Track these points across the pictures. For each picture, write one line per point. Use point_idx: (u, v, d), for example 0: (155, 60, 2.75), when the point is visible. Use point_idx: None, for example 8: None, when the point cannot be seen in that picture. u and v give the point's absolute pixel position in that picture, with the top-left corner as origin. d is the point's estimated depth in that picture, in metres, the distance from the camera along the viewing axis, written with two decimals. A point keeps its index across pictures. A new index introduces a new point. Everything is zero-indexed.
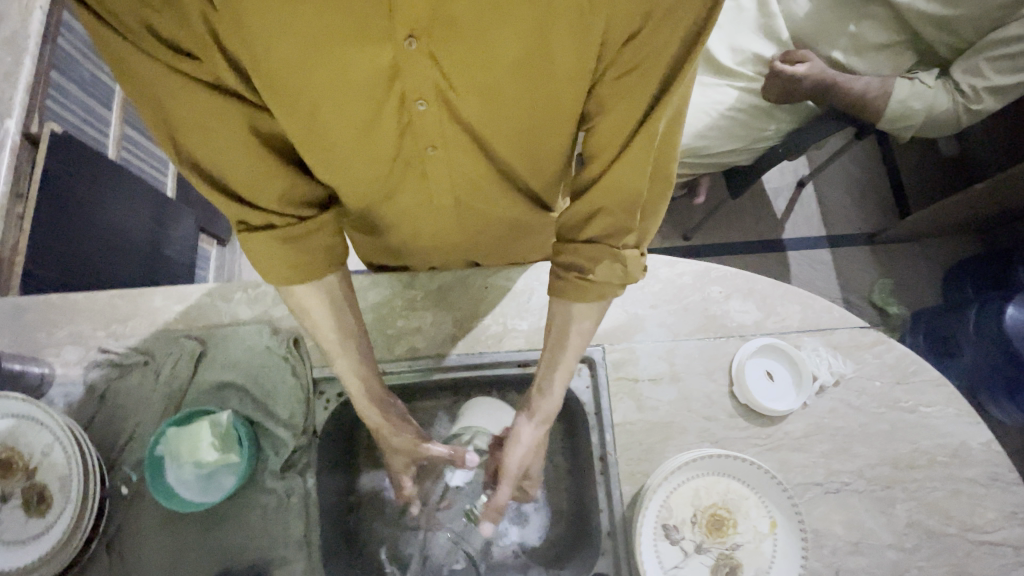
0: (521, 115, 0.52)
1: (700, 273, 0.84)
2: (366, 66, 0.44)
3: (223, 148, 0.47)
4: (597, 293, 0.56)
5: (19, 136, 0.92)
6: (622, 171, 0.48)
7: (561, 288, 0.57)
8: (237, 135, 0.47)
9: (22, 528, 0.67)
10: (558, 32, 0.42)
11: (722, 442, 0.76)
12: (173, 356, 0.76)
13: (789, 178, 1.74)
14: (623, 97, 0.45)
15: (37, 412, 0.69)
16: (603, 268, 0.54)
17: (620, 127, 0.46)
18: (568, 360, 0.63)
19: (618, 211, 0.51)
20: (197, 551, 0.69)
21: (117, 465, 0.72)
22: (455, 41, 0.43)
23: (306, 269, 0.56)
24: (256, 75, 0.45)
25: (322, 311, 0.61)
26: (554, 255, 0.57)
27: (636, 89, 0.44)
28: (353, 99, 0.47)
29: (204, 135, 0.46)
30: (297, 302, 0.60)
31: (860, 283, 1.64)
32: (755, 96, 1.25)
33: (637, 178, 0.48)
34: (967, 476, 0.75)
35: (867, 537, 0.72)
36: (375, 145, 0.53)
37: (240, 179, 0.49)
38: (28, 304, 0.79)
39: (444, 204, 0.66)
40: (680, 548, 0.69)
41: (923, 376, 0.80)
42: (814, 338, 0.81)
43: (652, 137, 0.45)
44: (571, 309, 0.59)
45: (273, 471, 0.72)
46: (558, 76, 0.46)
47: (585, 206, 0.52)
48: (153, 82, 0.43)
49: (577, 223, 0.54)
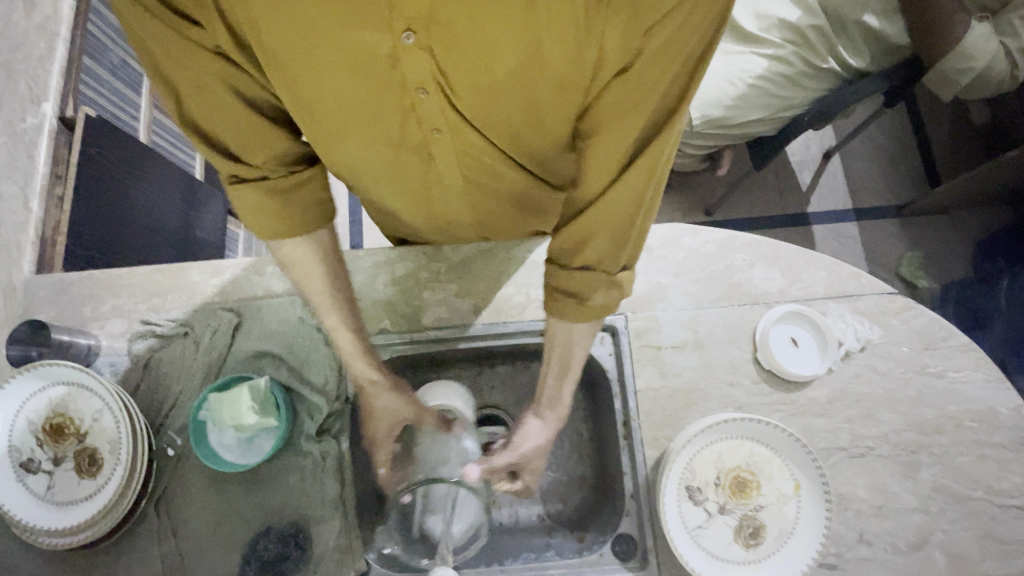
0: (523, 107, 0.52)
1: (724, 241, 0.83)
2: (368, 53, 0.45)
3: (217, 113, 0.50)
4: (585, 314, 0.56)
5: (55, 120, 0.96)
6: (611, 203, 0.47)
7: (554, 310, 0.58)
8: (226, 101, 0.49)
9: (75, 489, 0.71)
10: (555, 31, 0.42)
11: (745, 407, 0.76)
12: (211, 327, 0.80)
13: (814, 149, 1.70)
14: (610, 121, 0.44)
15: (88, 379, 0.73)
16: (599, 295, 0.54)
17: (606, 162, 0.46)
18: (574, 368, 0.64)
19: (605, 239, 0.51)
20: (240, 511, 0.73)
21: (163, 430, 0.76)
22: (455, 36, 0.43)
23: (295, 225, 0.59)
24: (264, 50, 0.46)
25: (317, 270, 0.64)
26: (548, 275, 0.57)
27: (624, 115, 0.43)
28: (357, 82, 0.48)
29: (200, 99, 0.49)
30: (284, 255, 0.62)
31: (887, 257, 1.61)
32: (782, 64, 1.22)
33: (625, 213, 0.48)
34: (995, 441, 0.75)
35: (892, 501, 0.73)
36: (381, 126, 0.54)
37: (238, 139, 0.52)
38: (74, 280, 0.83)
39: (451, 183, 0.67)
40: (703, 509, 0.71)
41: (951, 342, 0.79)
42: (840, 304, 0.81)
43: (648, 163, 0.44)
44: (565, 328, 0.59)
45: (309, 436, 0.75)
46: (557, 76, 0.47)
47: (573, 234, 0.52)
48: (156, 49, 0.45)
49: (568, 250, 0.53)
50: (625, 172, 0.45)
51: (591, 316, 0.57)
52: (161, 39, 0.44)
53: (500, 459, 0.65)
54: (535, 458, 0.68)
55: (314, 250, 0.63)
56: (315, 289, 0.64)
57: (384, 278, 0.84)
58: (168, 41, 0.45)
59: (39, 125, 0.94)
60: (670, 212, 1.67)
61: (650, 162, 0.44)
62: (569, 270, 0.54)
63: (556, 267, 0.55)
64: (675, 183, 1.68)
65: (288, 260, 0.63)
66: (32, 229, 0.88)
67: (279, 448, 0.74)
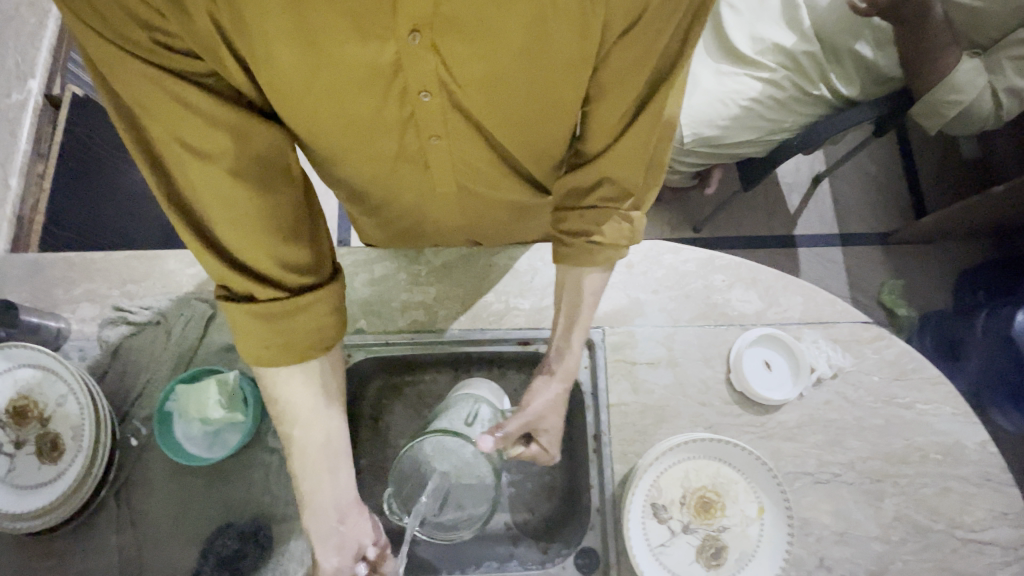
0: (526, 105, 0.53)
1: (705, 261, 0.84)
2: (368, 61, 0.45)
3: (219, 203, 0.44)
4: (599, 256, 0.59)
5: (41, 97, 0.95)
6: (631, 143, 0.52)
7: (566, 255, 0.60)
8: (210, 178, 0.43)
9: (36, 474, 0.69)
10: (562, 22, 0.43)
11: (715, 428, 0.77)
12: (184, 317, 0.79)
13: (804, 173, 1.72)
14: (626, 70, 0.47)
15: (53, 364, 0.71)
16: (610, 229, 0.57)
17: (621, 107, 0.50)
18: (580, 318, 0.65)
19: (623, 180, 0.55)
20: (202, 505, 0.72)
21: (128, 419, 0.75)
22: (460, 34, 0.43)
23: (291, 350, 0.52)
24: (259, 74, 0.44)
25: (306, 401, 0.56)
26: (558, 224, 0.60)
27: (637, 64, 0.47)
28: (355, 93, 0.48)
29: (201, 187, 0.43)
30: (266, 378, 0.54)
31: (870, 283, 1.63)
32: (775, 88, 1.23)
33: (641, 149, 0.53)
34: (960, 474, 0.76)
35: (854, 528, 0.73)
36: (377, 135, 0.54)
37: (239, 240, 0.46)
38: (47, 261, 0.81)
39: (445, 190, 0.67)
40: (668, 527, 0.71)
41: (921, 374, 0.80)
42: (815, 330, 0.81)
43: (660, 102, 0.49)
44: (587, 276, 0.61)
45: (276, 433, 0.75)
46: (561, 63, 0.48)
47: (591, 174, 0.56)
48: (157, 117, 0.40)
49: (585, 193, 0.58)
50: (641, 112, 0.50)
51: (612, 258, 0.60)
52: (158, 104, 0.39)
53: (514, 424, 0.63)
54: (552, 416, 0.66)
55: (307, 381, 0.55)
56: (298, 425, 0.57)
57: (363, 277, 0.84)
58: (163, 103, 0.39)
59: (24, 102, 0.94)
60: (659, 226, 1.68)
61: (662, 101, 0.49)
62: (581, 211, 0.57)
63: (567, 210, 0.59)
64: (666, 198, 1.69)
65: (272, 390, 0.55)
66: (10, 207, 0.87)
67: (246, 444, 0.73)
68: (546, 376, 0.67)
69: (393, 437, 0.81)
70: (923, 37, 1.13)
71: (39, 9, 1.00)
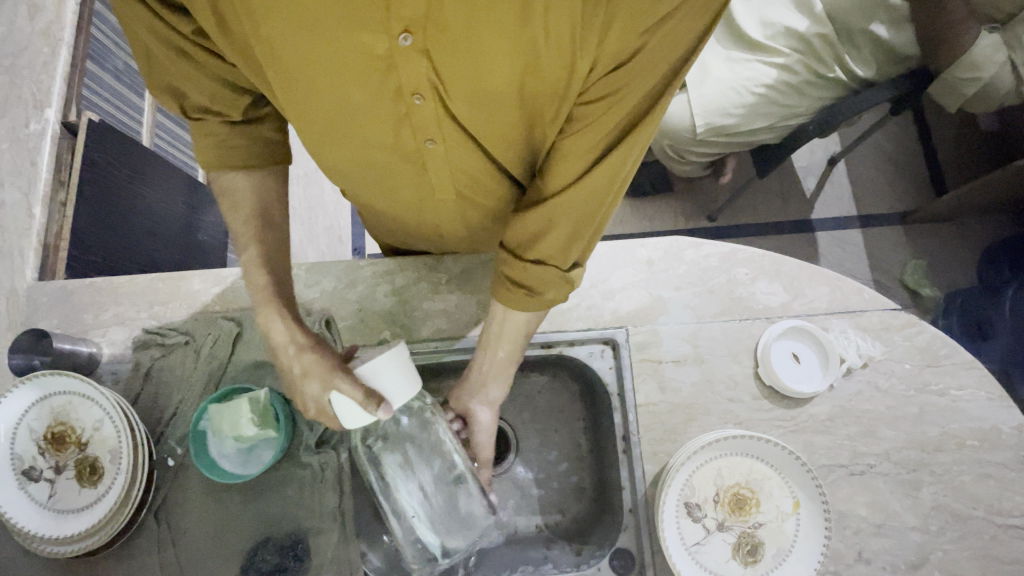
0: (517, 118, 0.51)
1: (727, 255, 0.83)
2: (364, 53, 0.44)
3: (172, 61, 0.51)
4: (534, 303, 0.59)
5: (58, 125, 0.96)
6: (576, 193, 0.49)
7: (506, 294, 0.59)
8: (179, 68, 0.51)
9: (77, 497, 0.71)
10: (552, 41, 0.42)
11: (745, 424, 0.76)
12: (212, 336, 0.80)
13: (819, 155, 1.70)
14: (594, 119, 0.45)
15: (88, 389, 0.73)
16: (550, 286, 0.56)
17: (577, 158, 0.48)
18: (503, 362, 0.68)
19: (561, 235, 0.53)
20: (239, 521, 0.73)
21: (163, 439, 0.77)
22: (451, 41, 0.42)
23: (240, 159, 0.59)
24: (261, 37, 0.45)
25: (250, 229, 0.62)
26: (503, 262, 0.58)
27: (608, 113, 0.44)
28: (350, 83, 0.48)
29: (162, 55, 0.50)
30: (221, 189, 0.62)
31: (891, 265, 1.59)
32: (789, 73, 1.21)
33: (591, 202, 0.50)
34: (997, 460, 0.74)
35: (891, 519, 0.72)
36: (370, 129, 0.54)
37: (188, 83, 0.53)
38: (76, 287, 0.83)
39: (444, 195, 0.67)
40: (702, 526, 0.71)
41: (955, 360, 0.78)
42: (843, 320, 0.80)
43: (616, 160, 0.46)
44: (513, 318, 0.62)
45: (308, 447, 0.75)
46: (546, 84, 0.46)
47: (531, 225, 0.53)
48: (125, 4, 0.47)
49: (524, 243, 0.55)
50: (597, 162, 0.47)
51: (540, 307, 0.60)
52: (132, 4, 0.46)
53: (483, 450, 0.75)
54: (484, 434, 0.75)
55: (256, 189, 0.62)
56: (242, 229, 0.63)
57: (384, 288, 0.84)
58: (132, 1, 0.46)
59: (42, 131, 0.95)
60: (673, 217, 1.67)
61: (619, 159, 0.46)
62: (522, 264, 0.56)
63: (511, 254, 0.57)
64: (679, 188, 1.67)
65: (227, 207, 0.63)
66: (35, 236, 0.90)
67: (279, 459, 0.74)
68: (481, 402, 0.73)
69: None
70: (939, 13, 1.09)
71: (50, 37, 1.00)
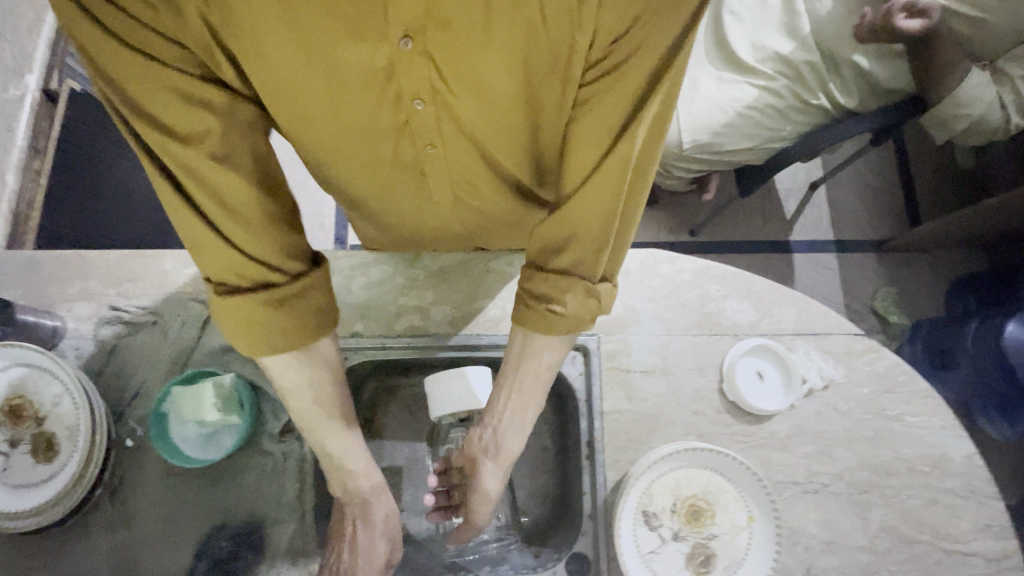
0: (518, 117, 0.51)
1: (701, 271, 0.85)
2: (363, 62, 0.43)
3: (209, 177, 0.44)
4: (564, 326, 0.56)
5: (39, 92, 0.99)
6: (596, 192, 0.47)
7: (525, 318, 0.58)
8: (208, 173, 0.43)
9: (31, 473, 0.70)
10: (551, 30, 0.41)
11: (707, 437, 0.78)
12: (181, 318, 0.79)
13: (801, 179, 1.73)
14: (600, 106, 0.43)
15: (48, 363, 0.71)
16: (572, 300, 0.54)
17: (594, 146, 0.45)
18: (531, 393, 0.63)
19: (587, 235, 0.50)
20: (196, 505, 0.72)
21: (123, 419, 0.76)
22: (453, 41, 0.42)
23: (296, 335, 0.54)
24: (250, 65, 0.43)
25: (312, 385, 0.61)
26: (524, 280, 0.57)
27: (613, 98, 0.42)
28: (349, 95, 0.47)
29: (189, 163, 0.43)
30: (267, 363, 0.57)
31: (863, 290, 1.64)
32: (772, 95, 1.24)
33: (608, 201, 0.48)
34: (945, 486, 0.77)
35: (841, 538, 0.75)
36: (372, 138, 0.53)
37: (226, 226, 0.47)
38: (43, 259, 0.81)
39: (442, 198, 0.66)
40: (658, 535, 0.72)
41: (911, 387, 0.81)
42: (808, 342, 0.82)
43: (628, 154, 0.44)
44: (543, 340, 0.59)
45: (272, 435, 0.75)
46: (547, 76, 0.46)
47: (557, 232, 0.52)
48: (141, 88, 0.39)
49: (549, 251, 0.54)
50: (610, 156, 0.45)
51: (572, 326, 0.57)
52: (152, 84, 0.39)
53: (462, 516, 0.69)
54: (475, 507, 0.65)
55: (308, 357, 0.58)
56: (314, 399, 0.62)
57: (360, 280, 0.84)
58: (152, 82, 0.39)
59: (22, 97, 0.96)
60: (655, 229, 1.69)
61: (631, 150, 0.44)
62: (549, 275, 0.54)
63: (535, 269, 0.55)
64: (663, 201, 1.69)
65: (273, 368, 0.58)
66: (6, 203, 0.90)
67: (241, 446, 0.74)
68: (489, 459, 0.64)
69: (388, 438, 0.83)
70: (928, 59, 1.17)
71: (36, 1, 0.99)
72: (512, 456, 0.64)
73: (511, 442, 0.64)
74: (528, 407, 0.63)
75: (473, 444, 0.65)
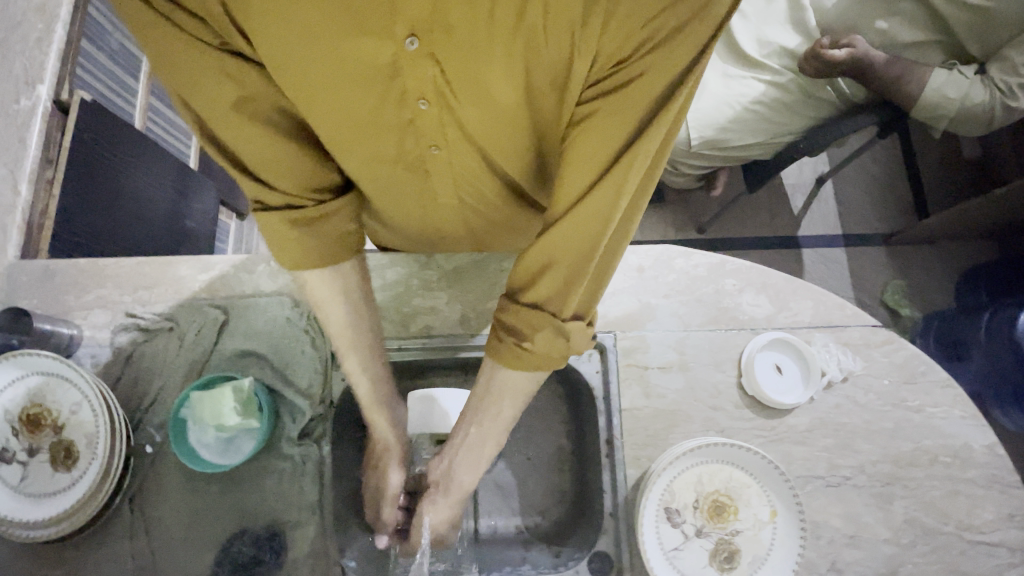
0: (524, 125, 0.50)
1: (715, 265, 0.84)
2: (368, 60, 0.42)
3: (233, 125, 0.46)
4: (534, 361, 0.52)
5: (50, 103, 0.95)
6: (576, 223, 0.43)
7: (496, 349, 0.54)
8: (231, 117, 0.46)
9: (51, 481, 0.69)
10: (552, 46, 0.39)
11: (726, 432, 0.77)
12: (197, 323, 0.79)
13: (807, 173, 1.73)
14: (590, 136, 0.39)
15: (67, 371, 0.71)
16: (542, 338, 0.50)
17: (582, 175, 0.41)
18: (491, 429, 0.61)
19: (564, 269, 0.46)
20: (215, 511, 0.72)
21: (141, 425, 0.76)
22: (455, 46, 0.40)
23: (323, 254, 0.57)
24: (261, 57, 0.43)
25: (343, 316, 0.63)
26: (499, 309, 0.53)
27: (605, 126, 0.39)
28: (352, 95, 0.46)
29: (215, 114, 0.46)
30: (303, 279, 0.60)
31: (873, 284, 1.63)
32: (778, 90, 1.25)
33: (585, 236, 0.44)
34: (968, 477, 0.76)
35: (864, 531, 0.74)
36: (375, 140, 0.52)
37: (253, 160, 0.49)
38: (59, 268, 0.81)
39: (446, 197, 0.65)
40: (680, 532, 0.71)
41: (930, 378, 0.80)
42: (825, 334, 0.82)
43: (615, 185, 0.40)
44: (507, 374, 0.55)
45: (290, 438, 0.74)
46: (549, 89, 0.43)
47: (531, 262, 0.48)
48: (166, 47, 0.42)
49: (526, 280, 0.50)
50: (597, 186, 0.41)
51: (549, 362, 0.53)
52: (174, 44, 0.41)
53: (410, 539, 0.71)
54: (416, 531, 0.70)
55: (336, 279, 0.60)
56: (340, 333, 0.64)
57: (375, 282, 0.84)
58: (174, 43, 0.41)
59: (33, 107, 0.93)
60: (663, 227, 1.69)
61: (619, 182, 0.40)
62: (518, 308, 0.50)
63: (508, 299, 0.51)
64: (670, 198, 1.69)
65: (312, 295, 0.62)
66: (19, 214, 0.88)
67: (260, 450, 0.74)
68: (440, 490, 0.67)
69: None
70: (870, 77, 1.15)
71: (46, 13, 1.00)
72: (462, 491, 0.67)
73: (461, 477, 0.65)
74: (482, 445, 0.63)
75: (432, 473, 0.69)
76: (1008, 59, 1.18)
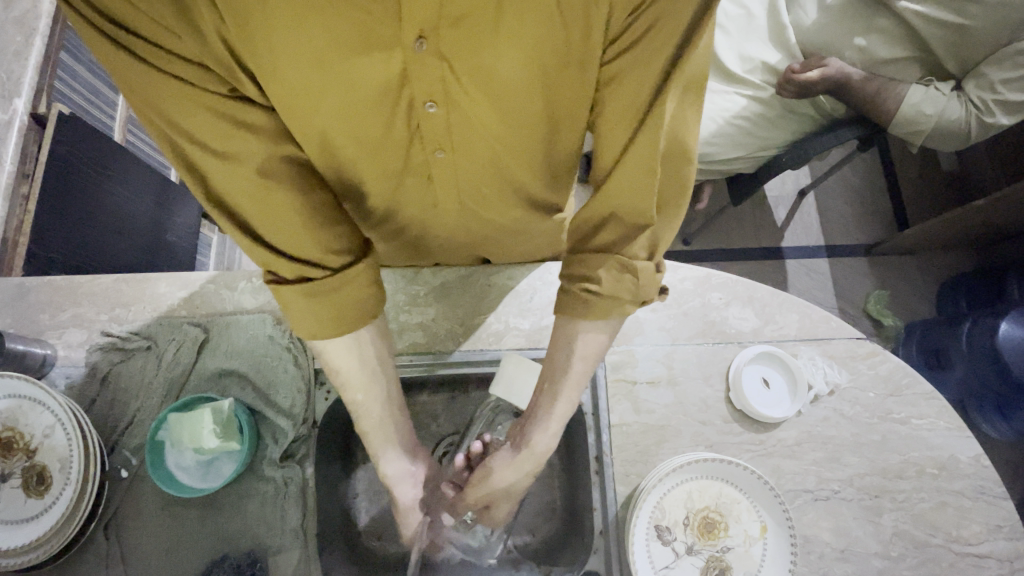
0: (536, 120, 0.50)
1: (702, 279, 0.85)
2: (376, 69, 0.43)
3: (244, 184, 0.44)
4: (602, 309, 0.54)
5: (27, 117, 0.94)
6: (626, 176, 0.45)
7: (562, 307, 0.56)
8: (246, 170, 0.44)
9: (22, 508, 0.67)
10: (566, 21, 0.40)
11: (716, 447, 0.77)
12: (176, 342, 0.77)
13: (790, 186, 1.76)
14: (625, 83, 0.42)
15: (40, 393, 0.69)
16: (606, 279, 0.52)
17: (623, 121, 0.44)
18: (563, 390, 0.60)
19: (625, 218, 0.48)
20: (195, 537, 0.70)
21: (118, 448, 0.73)
22: (465, 43, 0.41)
23: (341, 322, 0.53)
24: (264, 81, 0.43)
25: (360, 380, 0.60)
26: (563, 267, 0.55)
27: (636, 78, 0.41)
28: (362, 106, 0.46)
29: (219, 167, 0.43)
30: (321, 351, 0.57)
31: (856, 294, 1.66)
32: (760, 104, 1.28)
33: (642, 184, 0.45)
34: (954, 489, 0.77)
35: (854, 545, 0.74)
36: (381, 150, 0.52)
37: (265, 222, 0.47)
38: (32, 285, 0.79)
39: (449, 206, 0.65)
40: (672, 549, 0.70)
41: (915, 390, 0.81)
42: (811, 347, 0.83)
43: (654, 138, 0.42)
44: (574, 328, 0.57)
45: (272, 460, 0.72)
46: (564, 70, 0.45)
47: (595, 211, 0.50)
48: (167, 103, 0.40)
49: (587, 231, 0.52)
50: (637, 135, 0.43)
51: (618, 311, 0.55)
52: (180, 99, 0.40)
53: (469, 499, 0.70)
54: (477, 486, 0.68)
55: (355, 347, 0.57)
56: (352, 389, 0.61)
57: None
58: (179, 98, 0.40)
59: (9, 122, 0.92)
60: None
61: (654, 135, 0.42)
62: (582, 256, 0.53)
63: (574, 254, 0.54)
64: None
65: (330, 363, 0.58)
66: None
67: (240, 473, 0.71)
68: (509, 449, 0.65)
69: None
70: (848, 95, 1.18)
71: (25, 26, 0.98)
72: (533, 456, 0.64)
73: (534, 441, 0.63)
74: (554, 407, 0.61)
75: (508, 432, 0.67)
76: (985, 76, 1.21)
